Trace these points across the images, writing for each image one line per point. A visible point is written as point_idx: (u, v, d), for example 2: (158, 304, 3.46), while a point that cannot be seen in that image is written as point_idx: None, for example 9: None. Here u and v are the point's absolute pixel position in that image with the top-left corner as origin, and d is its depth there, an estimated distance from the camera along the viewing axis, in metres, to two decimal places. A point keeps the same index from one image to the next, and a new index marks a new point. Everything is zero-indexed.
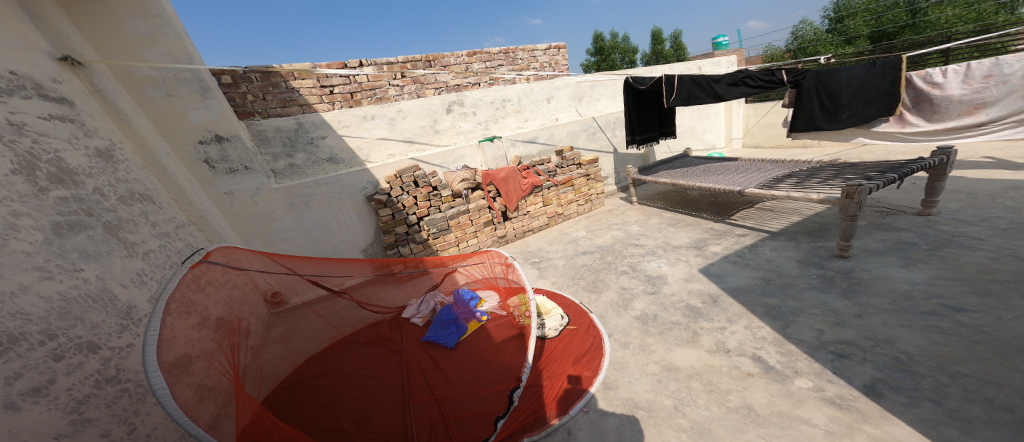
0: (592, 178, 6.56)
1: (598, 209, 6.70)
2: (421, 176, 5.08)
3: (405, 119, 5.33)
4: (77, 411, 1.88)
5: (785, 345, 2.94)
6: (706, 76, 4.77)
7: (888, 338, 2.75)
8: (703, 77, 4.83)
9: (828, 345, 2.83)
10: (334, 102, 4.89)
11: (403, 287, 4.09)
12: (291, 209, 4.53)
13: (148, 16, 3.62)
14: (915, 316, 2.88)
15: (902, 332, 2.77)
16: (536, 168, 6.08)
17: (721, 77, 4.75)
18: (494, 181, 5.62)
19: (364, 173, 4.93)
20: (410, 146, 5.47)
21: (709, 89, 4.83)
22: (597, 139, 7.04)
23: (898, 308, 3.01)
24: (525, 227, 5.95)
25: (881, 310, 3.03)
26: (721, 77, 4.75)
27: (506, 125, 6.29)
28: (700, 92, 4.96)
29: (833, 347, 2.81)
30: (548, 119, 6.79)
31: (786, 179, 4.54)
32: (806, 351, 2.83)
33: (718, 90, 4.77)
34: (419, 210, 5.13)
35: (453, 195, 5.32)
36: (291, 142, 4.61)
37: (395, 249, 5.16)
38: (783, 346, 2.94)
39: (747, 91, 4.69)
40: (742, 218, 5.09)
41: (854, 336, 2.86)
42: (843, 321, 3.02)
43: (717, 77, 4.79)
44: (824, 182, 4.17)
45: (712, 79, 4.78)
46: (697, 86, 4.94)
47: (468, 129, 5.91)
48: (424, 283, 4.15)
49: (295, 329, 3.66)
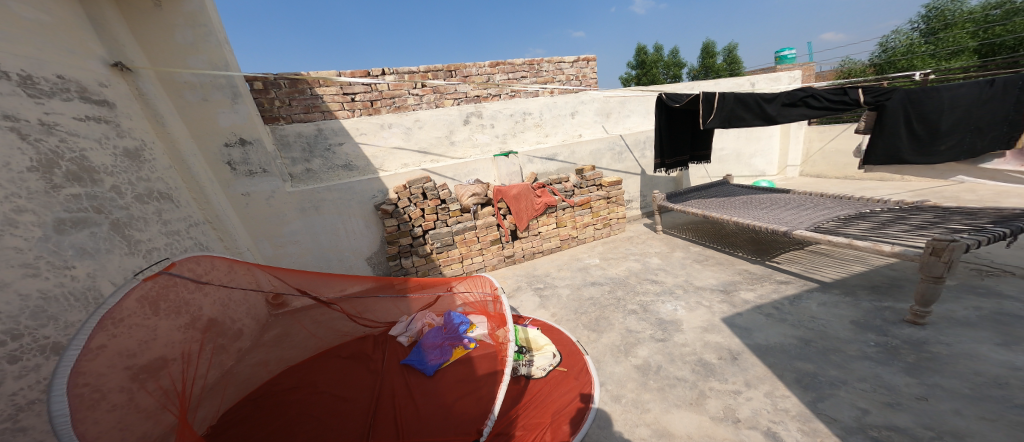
0: (616, 201, 6.26)
1: (616, 235, 6.35)
2: (429, 188, 5.08)
3: (422, 129, 5.32)
4: (12, 419, 2.02)
5: (811, 423, 2.38)
6: (754, 94, 4.01)
7: (955, 431, 2.11)
8: (751, 95, 4.07)
9: (868, 431, 2.24)
10: (354, 110, 4.78)
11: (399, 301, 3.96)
12: (302, 213, 4.55)
13: (195, 26, 3.56)
14: (1003, 408, 2.17)
15: (980, 428, 2.10)
16: (554, 187, 5.95)
17: (774, 96, 3.97)
18: (506, 199, 5.51)
19: (375, 182, 4.93)
20: (424, 157, 5.44)
21: (758, 109, 4.08)
22: (622, 159, 6.67)
23: (982, 396, 2.27)
24: (535, 247, 5.85)
25: (955, 396, 2.32)
26: (775, 96, 3.99)
27: (525, 139, 6.14)
28: (745, 112, 4.12)
29: (875, 433, 2.21)
30: (571, 135, 6.50)
31: (854, 220, 3.69)
32: (838, 434, 2.27)
33: (769, 111, 4.01)
34: (425, 223, 5.16)
35: (461, 210, 5.34)
36: (309, 148, 4.57)
37: (398, 260, 5.21)
38: (809, 423, 2.39)
39: (807, 113, 3.89)
40: (788, 262, 4.31)
41: (909, 422, 2.23)
42: (897, 402, 2.37)
43: (768, 96, 4.02)
44: (911, 232, 3.12)
45: (762, 97, 4.01)
46: (742, 104, 4.10)
47: (485, 143, 5.83)
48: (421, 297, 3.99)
49: (286, 335, 3.62)
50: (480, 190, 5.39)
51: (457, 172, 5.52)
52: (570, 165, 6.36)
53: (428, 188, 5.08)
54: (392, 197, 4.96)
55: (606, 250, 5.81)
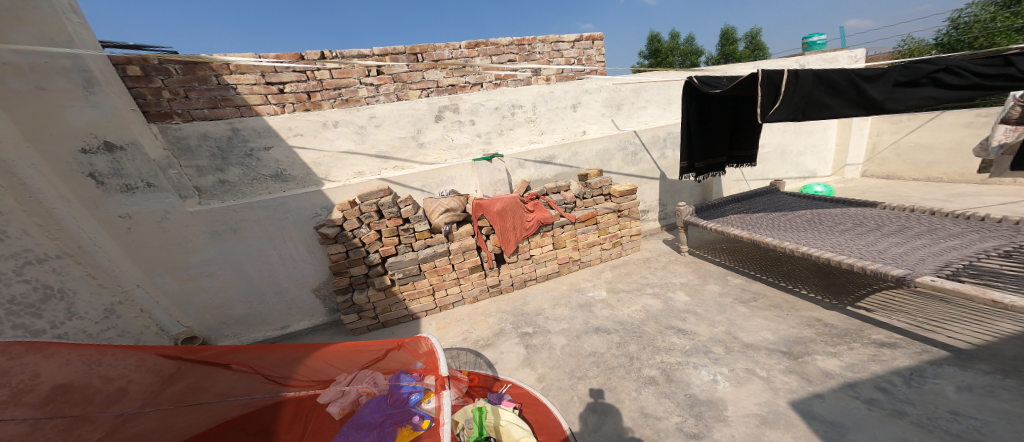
0: (630, 214, 5.16)
1: (629, 256, 5.34)
2: (387, 204, 3.86)
3: (383, 132, 4.10)
4: None
5: None
6: (847, 70, 2.90)
7: None
8: (840, 73, 2.97)
9: None
10: (283, 103, 3.59)
11: (334, 358, 2.33)
12: (214, 238, 3.37)
13: None
14: None
15: None
16: (551, 198, 4.80)
17: (879, 73, 2.88)
18: (488, 215, 4.40)
19: (317, 195, 3.74)
20: (386, 163, 4.22)
21: (853, 91, 2.97)
22: (638, 162, 5.47)
23: None
24: (528, 273, 4.81)
25: None
26: (879, 74, 2.90)
27: (516, 139, 4.98)
28: (833, 96, 2.99)
29: None
30: (572, 133, 5.28)
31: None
32: None
33: (872, 94, 2.90)
34: (384, 248, 4.06)
35: (429, 229, 4.21)
36: (222, 153, 3.35)
37: (348, 295, 4.05)
38: None
39: (935, 96, 2.84)
40: (876, 307, 3.44)
41: None
42: None
43: (871, 74, 2.92)
44: None
45: (859, 74, 2.91)
46: (830, 86, 2.97)
47: (467, 147, 4.69)
48: (361, 353, 2.38)
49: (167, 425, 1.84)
50: (457, 204, 4.34)
51: (431, 184, 4.42)
52: (572, 169, 5.22)
53: (387, 205, 3.86)
54: (336, 217, 3.71)
55: (617, 278, 4.80)
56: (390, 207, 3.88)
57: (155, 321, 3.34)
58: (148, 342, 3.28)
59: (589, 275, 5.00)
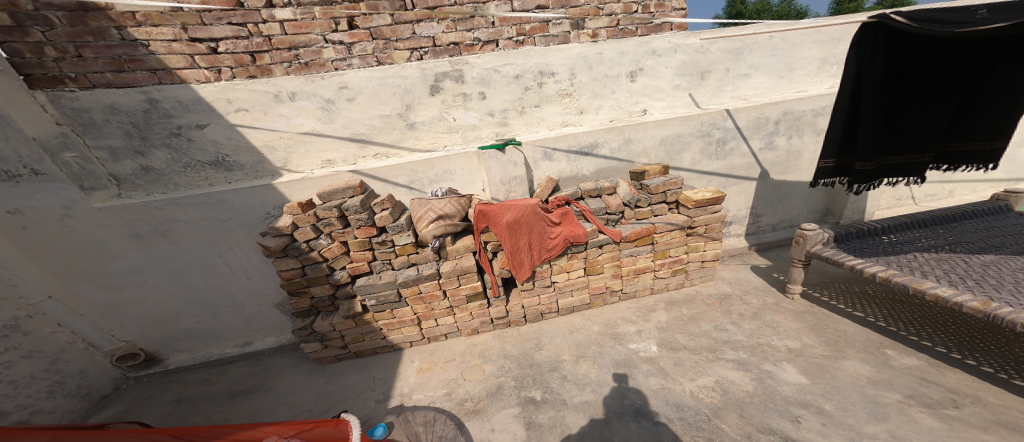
0: (710, 232, 3.77)
1: (695, 287, 4.15)
2: (355, 208, 2.83)
3: (361, 108, 2.98)
4: None
5: None
6: None
7: None
8: None
9: None
10: (219, 68, 2.49)
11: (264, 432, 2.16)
12: (138, 242, 2.62)
13: None
14: None
15: None
16: (581, 203, 3.55)
17: None
18: (495, 228, 3.26)
19: (266, 191, 2.75)
20: (364, 150, 3.13)
21: None
22: (723, 157, 3.84)
23: None
24: (547, 305, 3.82)
25: None
26: None
27: (546, 122, 3.65)
28: None
29: None
30: (626, 114, 3.75)
31: None
32: None
33: None
34: (355, 266, 3.14)
35: (414, 243, 3.18)
36: (140, 131, 2.46)
37: (308, 320, 3.27)
38: None
39: None
40: None
41: None
42: None
43: None
44: None
45: None
46: None
47: (477, 132, 3.47)
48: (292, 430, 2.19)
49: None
50: (454, 211, 3.25)
51: (427, 181, 3.34)
52: (623, 164, 3.78)
53: (354, 210, 2.83)
54: (282, 221, 2.69)
55: (677, 327, 3.65)
56: (359, 212, 2.87)
57: (81, 336, 2.81)
58: (70, 362, 2.75)
59: (638, 312, 3.96)
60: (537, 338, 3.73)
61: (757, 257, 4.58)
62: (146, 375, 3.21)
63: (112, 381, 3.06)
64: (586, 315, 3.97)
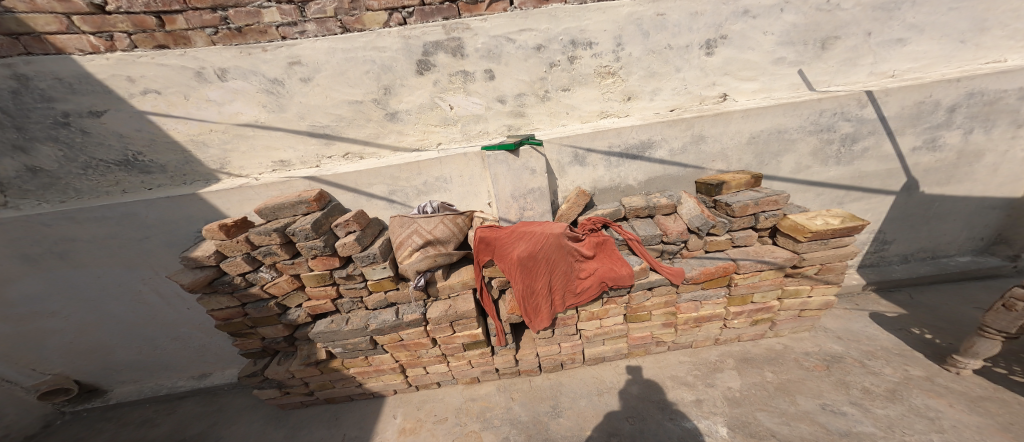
0: (825, 273, 2.75)
1: (783, 342, 2.99)
2: (308, 232, 2.02)
3: (321, 92, 2.15)
4: None
5: None
6: None
7: None
8: None
9: None
10: (113, 35, 1.81)
11: None
12: (29, 266, 2.06)
13: None
14: None
15: None
16: (622, 227, 2.73)
17: None
18: (504, 265, 2.43)
19: (188, 203, 2.04)
20: (330, 148, 2.32)
21: None
22: (850, 161, 2.74)
23: None
24: (568, 354, 2.93)
25: None
26: None
27: (578, 112, 2.70)
28: None
29: None
30: (696, 101, 2.66)
31: None
32: None
33: None
34: (317, 304, 2.42)
35: (393, 277, 2.44)
36: (12, 120, 1.84)
37: (261, 364, 2.66)
38: None
39: None
40: None
41: None
42: None
43: None
44: None
45: None
46: None
47: (484, 125, 2.60)
48: None
49: None
50: (447, 237, 2.47)
51: (415, 191, 2.53)
52: (687, 170, 2.81)
53: (307, 235, 2.03)
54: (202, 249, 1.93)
55: (758, 401, 2.54)
56: (313, 239, 2.06)
57: None
58: None
59: (695, 372, 2.85)
60: (553, 400, 2.78)
61: (878, 301, 3.26)
62: (84, 410, 2.75)
63: (39, 417, 2.63)
64: (622, 369, 2.96)
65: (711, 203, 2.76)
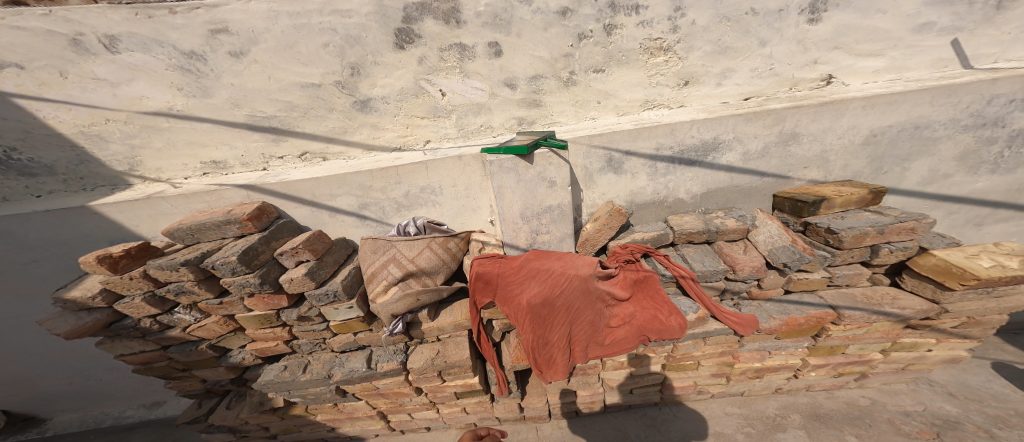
0: (967, 327, 2.07)
1: (869, 394, 2.24)
2: (236, 266, 1.45)
3: (261, 71, 1.56)
4: None
5: None
6: None
7: None
8: None
9: None
10: None
11: None
12: None
13: None
14: None
15: None
16: (670, 258, 2.05)
17: None
18: (507, 310, 1.83)
19: (80, 217, 1.56)
20: (280, 145, 1.73)
21: None
22: (1012, 168, 2.06)
23: None
24: (586, 403, 2.24)
25: None
26: None
27: (615, 101, 2.00)
28: None
29: None
30: (785, 86, 1.95)
31: None
32: None
33: None
34: (266, 345, 1.93)
35: (362, 318, 1.90)
36: None
37: (213, 405, 2.19)
38: None
39: None
40: None
41: None
42: None
43: None
44: None
45: None
46: None
47: (488, 117, 1.96)
48: None
49: None
50: (434, 268, 1.92)
51: (395, 206, 1.94)
52: (765, 181, 2.20)
53: (235, 269, 1.46)
54: (81, 288, 1.41)
55: None
56: (244, 273, 1.50)
57: None
58: None
59: (748, 430, 2.13)
60: None
61: (1003, 348, 2.46)
62: None
63: None
64: (650, 421, 2.26)
65: (801, 227, 2.16)
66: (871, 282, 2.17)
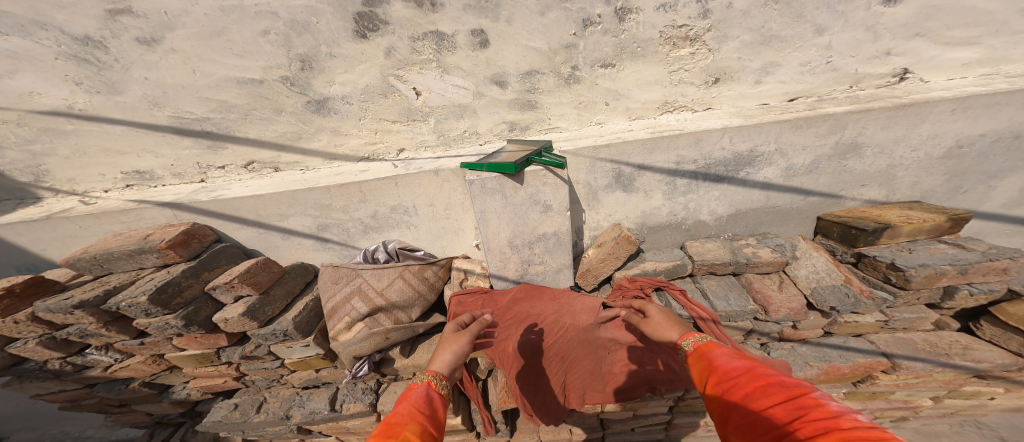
0: None
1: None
2: (149, 307, 1.18)
3: (183, 63, 1.28)
4: None
5: None
6: None
7: None
8: None
9: None
10: None
11: None
12: None
13: None
14: None
15: None
16: (687, 293, 1.68)
17: None
18: (495, 356, 1.58)
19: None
20: (218, 153, 1.48)
21: None
22: None
23: None
24: None
25: None
26: None
27: (626, 102, 1.64)
28: None
29: None
30: (845, 83, 1.59)
31: None
32: None
33: None
34: (214, 384, 1.69)
35: (322, 355, 1.66)
36: None
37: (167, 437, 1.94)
38: None
39: None
40: None
41: None
42: None
43: None
44: None
45: None
46: None
47: (473, 121, 1.63)
48: None
49: None
50: (407, 301, 1.63)
51: (361, 227, 1.64)
52: (810, 201, 1.82)
53: (148, 310, 1.19)
54: None
55: None
56: (162, 314, 1.23)
57: None
58: None
59: None
60: None
61: None
62: None
63: None
64: None
65: (852, 258, 1.77)
66: (935, 324, 1.74)
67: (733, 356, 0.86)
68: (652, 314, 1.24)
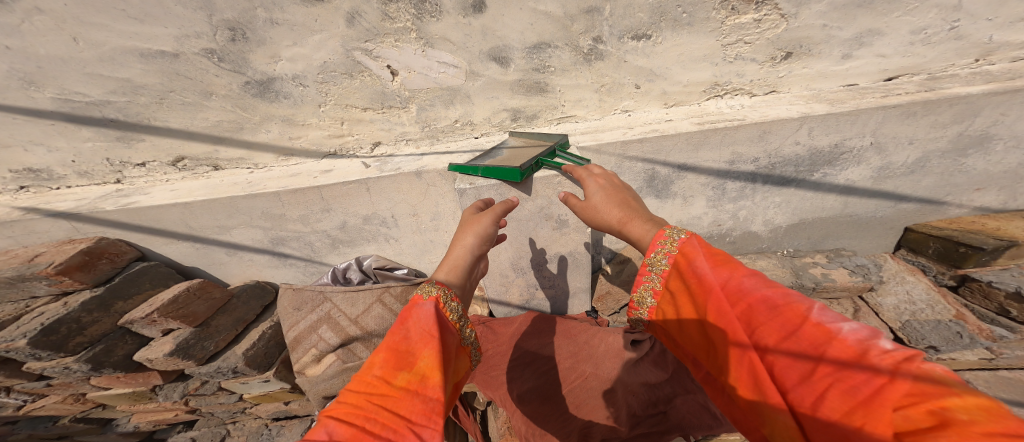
0: None
1: None
2: (35, 351, 1.00)
3: (62, 31, 0.98)
4: None
5: None
6: None
7: None
8: None
9: None
10: None
11: None
12: None
13: None
14: None
15: None
16: None
17: None
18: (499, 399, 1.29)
19: None
20: (133, 147, 1.24)
21: None
22: None
23: None
24: None
25: None
26: None
27: (663, 85, 1.26)
28: None
29: None
30: (971, 54, 1.18)
31: None
32: None
33: None
34: (162, 415, 1.47)
35: (287, 388, 1.38)
36: None
37: None
38: None
39: None
40: None
41: None
42: None
43: None
44: None
45: None
46: None
47: (466, 109, 1.28)
48: None
49: None
50: (388, 329, 1.31)
51: (328, 241, 1.35)
52: (900, 209, 1.42)
53: (36, 354, 1.01)
54: None
55: None
56: (57, 357, 1.05)
57: None
58: None
59: None
60: None
61: None
62: None
63: None
64: None
65: (953, 281, 1.34)
66: None
67: (706, 261, 0.60)
68: (590, 196, 0.84)
